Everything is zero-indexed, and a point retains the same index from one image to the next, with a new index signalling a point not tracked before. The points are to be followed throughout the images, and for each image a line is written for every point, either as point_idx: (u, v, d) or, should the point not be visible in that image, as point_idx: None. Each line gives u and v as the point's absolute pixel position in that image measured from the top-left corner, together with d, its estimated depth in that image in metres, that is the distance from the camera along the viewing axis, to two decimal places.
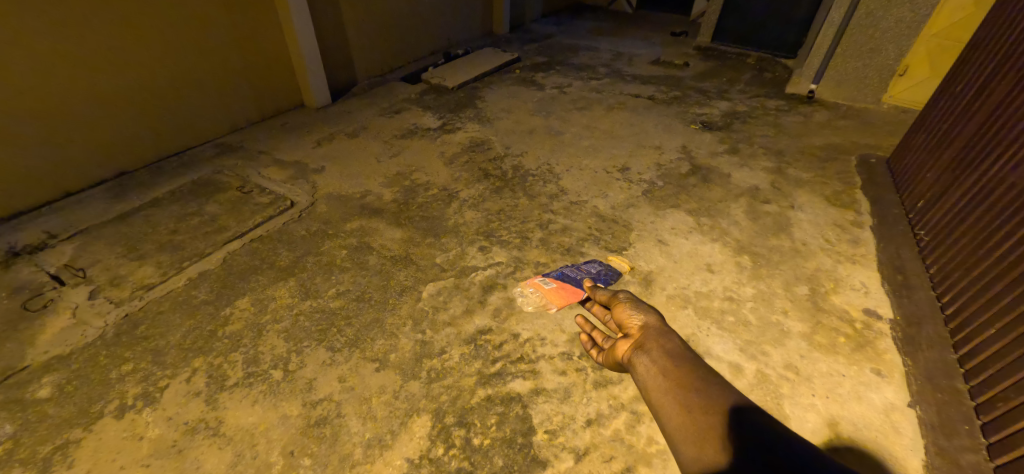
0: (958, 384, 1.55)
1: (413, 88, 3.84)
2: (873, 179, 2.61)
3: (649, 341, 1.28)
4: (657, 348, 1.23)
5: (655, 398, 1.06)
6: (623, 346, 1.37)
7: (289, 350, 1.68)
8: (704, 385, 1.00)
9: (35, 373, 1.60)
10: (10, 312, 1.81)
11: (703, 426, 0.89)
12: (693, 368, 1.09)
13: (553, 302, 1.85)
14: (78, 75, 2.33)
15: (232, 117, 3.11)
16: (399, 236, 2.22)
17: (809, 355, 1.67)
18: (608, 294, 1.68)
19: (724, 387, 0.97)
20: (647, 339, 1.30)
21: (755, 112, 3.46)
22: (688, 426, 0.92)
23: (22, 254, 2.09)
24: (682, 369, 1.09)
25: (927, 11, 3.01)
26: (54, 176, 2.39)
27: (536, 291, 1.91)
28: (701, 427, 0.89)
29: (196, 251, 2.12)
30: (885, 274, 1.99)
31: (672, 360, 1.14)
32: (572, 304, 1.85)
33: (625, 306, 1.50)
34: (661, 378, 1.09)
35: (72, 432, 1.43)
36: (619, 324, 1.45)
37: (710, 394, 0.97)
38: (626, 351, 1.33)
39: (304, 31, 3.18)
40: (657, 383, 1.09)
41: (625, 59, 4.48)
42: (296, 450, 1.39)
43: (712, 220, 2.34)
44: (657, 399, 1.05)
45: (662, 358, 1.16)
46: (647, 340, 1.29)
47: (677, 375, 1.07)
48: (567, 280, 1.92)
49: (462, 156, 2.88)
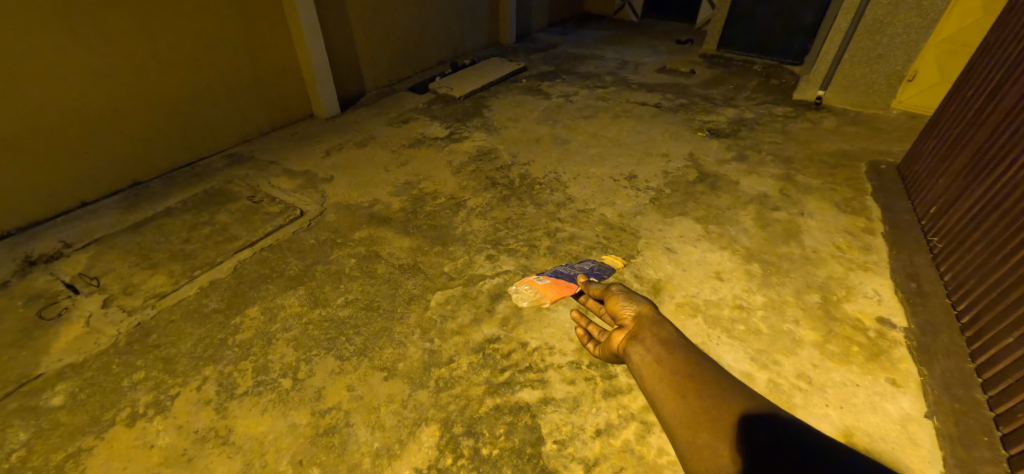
0: (977, 394, 1.52)
1: (420, 97, 3.88)
2: (884, 186, 2.58)
3: (643, 328, 1.32)
4: (651, 336, 1.27)
5: (651, 384, 1.10)
6: (618, 337, 1.40)
7: (299, 358, 1.69)
8: (701, 372, 1.04)
9: (49, 381, 1.62)
10: (25, 320, 1.84)
11: (700, 404, 0.94)
12: (689, 355, 1.13)
13: (546, 296, 1.89)
14: (81, 86, 2.35)
15: (243, 128, 3.16)
16: (407, 244, 2.23)
17: (822, 365, 1.64)
18: (601, 288, 1.65)
19: (721, 376, 1.00)
20: (642, 327, 1.34)
21: (762, 119, 3.45)
22: (685, 407, 0.96)
23: (38, 263, 2.13)
24: (675, 355, 1.14)
25: (936, 17, 3.00)
26: (67, 186, 2.43)
27: (530, 286, 1.94)
28: (699, 404, 0.94)
29: (207, 260, 2.14)
30: (897, 282, 1.96)
31: (667, 347, 1.19)
32: (565, 298, 1.89)
33: (619, 297, 1.51)
34: (657, 366, 1.13)
35: (82, 440, 1.44)
36: (614, 316, 1.47)
37: (708, 381, 1.00)
38: (621, 342, 1.38)
39: (313, 42, 3.23)
40: (652, 370, 1.14)
41: (631, 67, 4.51)
42: (305, 459, 1.39)
43: (721, 227, 2.33)
44: (651, 385, 1.10)
45: (656, 346, 1.21)
46: (642, 327, 1.33)
47: (672, 363, 1.11)
48: (561, 276, 1.96)
49: (470, 165, 2.90)
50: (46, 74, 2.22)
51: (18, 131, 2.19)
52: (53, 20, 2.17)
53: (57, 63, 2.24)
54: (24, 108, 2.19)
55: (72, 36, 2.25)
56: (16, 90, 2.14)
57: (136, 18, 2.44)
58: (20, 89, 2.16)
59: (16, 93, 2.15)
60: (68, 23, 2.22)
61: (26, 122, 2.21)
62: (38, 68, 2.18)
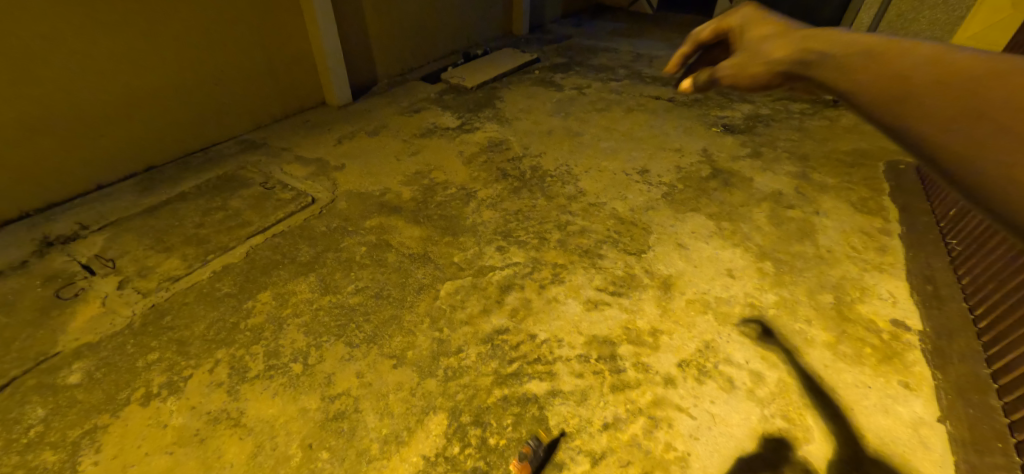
0: (991, 400, 1.50)
1: (432, 87, 3.87)
2: (902, 186, 2.54)
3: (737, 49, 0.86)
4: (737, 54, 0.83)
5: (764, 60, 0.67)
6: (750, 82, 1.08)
7: (309, 344, 1.70)
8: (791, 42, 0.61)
9: (66, 360, 1.65)
10: (43, 300, 1.88)
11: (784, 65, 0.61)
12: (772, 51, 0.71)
13: None
14: (93, 72, 2.35)
15: (256, 114, 3.17)
16: (417, 234, 2.24)
17: (833, 365, 1.63)
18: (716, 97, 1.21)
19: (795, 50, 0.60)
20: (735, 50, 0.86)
21: (778, 115, 3.40)
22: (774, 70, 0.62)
23: (55, 244, 2.16)
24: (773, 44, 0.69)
25: (963, 13, 2.91)
26: (82, 168, 2.45)
27: None
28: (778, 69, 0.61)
29: (220, 245, 2.16)
30: (914, 284, 1.93)
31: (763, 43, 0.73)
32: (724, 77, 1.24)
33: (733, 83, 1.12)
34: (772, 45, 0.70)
35: (98, 418, 1.47)
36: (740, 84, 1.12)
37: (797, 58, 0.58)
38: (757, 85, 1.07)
39: (327, 30, 3.21)
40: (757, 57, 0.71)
41: (645, 60, 4.45)
42: (315, 443, 1.41)
43: (734, 224, 2.30)
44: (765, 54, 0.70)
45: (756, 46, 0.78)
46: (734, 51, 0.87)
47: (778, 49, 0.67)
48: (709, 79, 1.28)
49: (481, 156, 2.89)
50: (58, 58, 2.22)
51: (32, 115, 2.21)
52: (67, 5, 2.17)
53: (71, 49, 2.24)
54: (40, 93, 2.21)
55: (85, 21, 2.25)
56: (30, 75, 2.16)
57: (148, 4, 2.44)
58: (36, 75, 2.17)
59: (31, 79, 2.16)
60: (82, 8, 2.22)
61: (41, 106, 2.23)
62: (52, 53, 2.19)
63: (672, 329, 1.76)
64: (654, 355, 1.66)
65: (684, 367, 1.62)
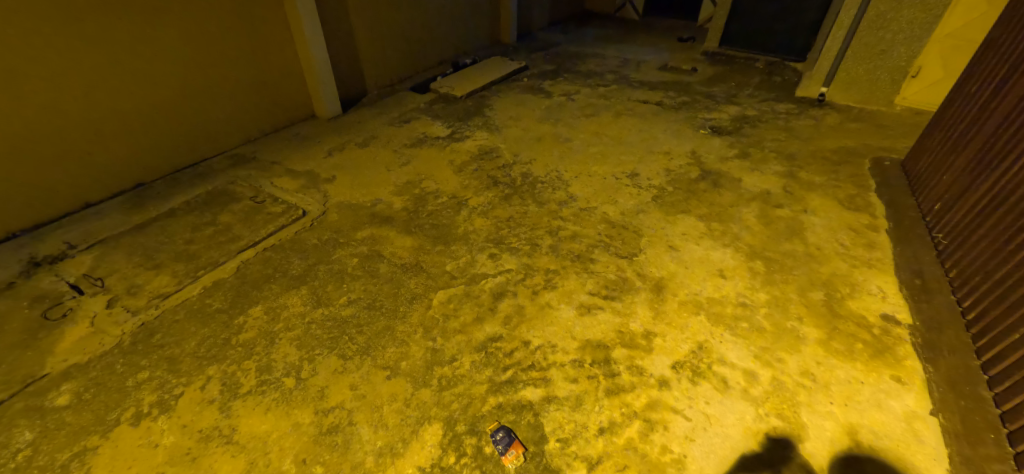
0: (981, 391, 1.51)
1: (422, 96, 3.89)
2: (888, 182, 2.57)
3: None
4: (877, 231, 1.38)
5: None
6: None
7: (301, 357, 1.69)
8: None
9: (55, 381, 1.63)
10: (30, 321, 1.85)
11: None
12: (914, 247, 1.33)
13: None
14: (79, 90, 2.34)
15: (245, 129, 3.17)
16: (410, 244, 2.23)
17: (826, 362, 1.63)
18: None
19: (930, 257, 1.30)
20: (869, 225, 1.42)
21: (765, 116, 3.44)
22: None
23: (43, 264, 2.14)
24: None
25: (939, 12, 2.97)
26: (68, 186, 2.44)
27: None
28: None
29: (211, 260, 2.15)
30: (903, 280, 1.95)
31: None
32: None
33: None
34: None
35: (88, 439, 1.45)
36: None
37: None
38: None
39: (315, 42, 3.22)
40: None
41: (633, 65, 4.49)
42: (308, 457, 1.39)
43: (724, 225, 2.32)
44: None
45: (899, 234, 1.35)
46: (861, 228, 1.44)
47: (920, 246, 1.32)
48: None
49: (472, 164, 2.89)
50: (41, 77, 2.21)
51: (14, 134, 2.18)
52: (49, 17, 2.16)
53: (55, 67, 2.24)
54: (23, 112, 2.19)
55: (68, 39, 2.24)
56: (13, 94, 2.14)
57: (132, 16, 2.43)
58: (19, 91, 2.15)
59: (12, 95, 2.14)
60: (65, 24, 2.21)
61: (25, 124, 2.21)
62: (34, 72, 2.18)
63: (665, 331, 1.77)
64: (649, 358, 1.67)
65: (679, 369, 1.63)
